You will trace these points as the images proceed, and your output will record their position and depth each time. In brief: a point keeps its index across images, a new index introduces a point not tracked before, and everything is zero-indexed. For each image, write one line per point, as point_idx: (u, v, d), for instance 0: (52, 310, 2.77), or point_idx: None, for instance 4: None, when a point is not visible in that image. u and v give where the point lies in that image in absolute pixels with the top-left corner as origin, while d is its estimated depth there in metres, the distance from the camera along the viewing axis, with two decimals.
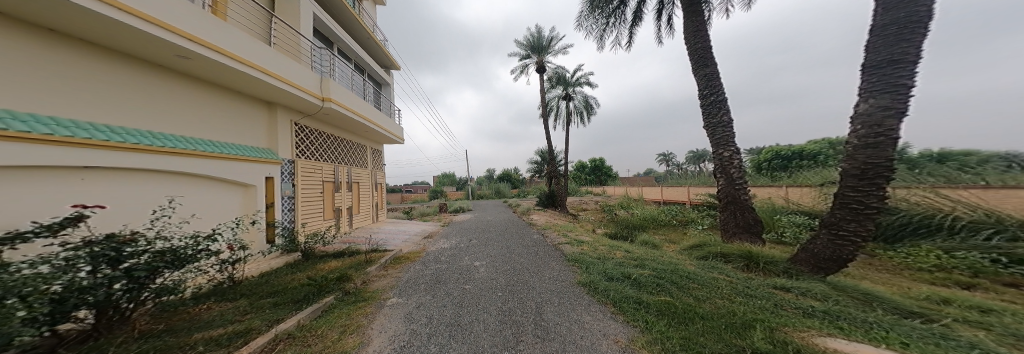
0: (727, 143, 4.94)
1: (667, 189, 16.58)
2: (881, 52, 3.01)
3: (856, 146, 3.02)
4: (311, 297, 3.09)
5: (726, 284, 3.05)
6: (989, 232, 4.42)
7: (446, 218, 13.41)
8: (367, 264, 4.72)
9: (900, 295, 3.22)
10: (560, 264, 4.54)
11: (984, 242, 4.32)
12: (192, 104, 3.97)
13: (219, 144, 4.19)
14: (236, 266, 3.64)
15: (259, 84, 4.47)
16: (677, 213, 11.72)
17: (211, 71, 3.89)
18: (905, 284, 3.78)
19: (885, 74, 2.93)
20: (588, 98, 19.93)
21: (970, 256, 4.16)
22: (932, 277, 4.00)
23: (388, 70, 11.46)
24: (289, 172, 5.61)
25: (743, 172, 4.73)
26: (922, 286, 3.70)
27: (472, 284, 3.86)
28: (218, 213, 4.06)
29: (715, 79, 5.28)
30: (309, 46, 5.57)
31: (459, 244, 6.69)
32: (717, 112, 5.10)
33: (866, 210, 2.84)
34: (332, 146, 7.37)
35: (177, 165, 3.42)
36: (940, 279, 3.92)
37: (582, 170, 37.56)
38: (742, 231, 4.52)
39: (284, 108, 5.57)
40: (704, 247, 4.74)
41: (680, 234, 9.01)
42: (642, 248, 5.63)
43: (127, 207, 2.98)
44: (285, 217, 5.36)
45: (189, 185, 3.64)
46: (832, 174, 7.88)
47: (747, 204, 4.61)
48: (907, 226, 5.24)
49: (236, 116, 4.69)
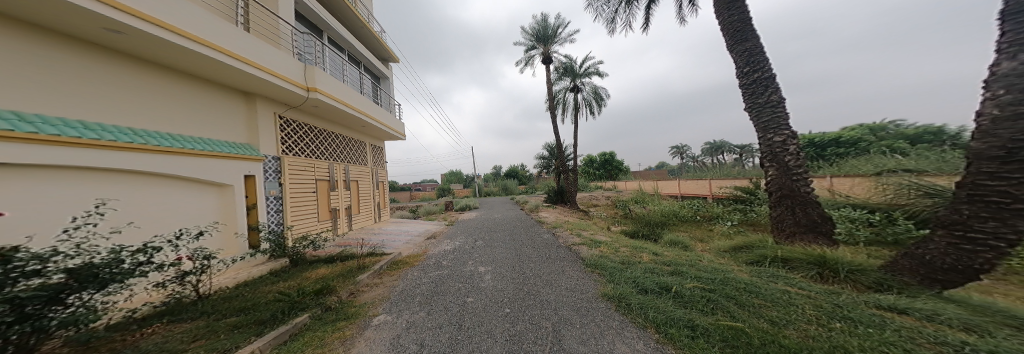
0: (778, 126, 4.11)
1: (684, 182, 15.53)
2: None
3: (996, 119, 2.23)
4: (279, 317, 2.55)
5: (805, 301, 2.24)
6: None
7: (453, 216, 12.97)
8: (358, 272, 4.29)
9: None
10: (577, 270, 3.94)
11: None
12: (136, 89, 3.47)
13: (181, 138, 3.73)
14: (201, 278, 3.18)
15: (225, 69, 3.98)
16: (699, 208, 10.81)
17: (160, 52, 3.38)
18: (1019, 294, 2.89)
19: None
20: (598, 89, 18.94)
21: None
22: None
23: (386, 64, 11.03)
24: (274, 170, 5.28)
25: (802, 159, 3.92)
26: None
27: (475, 297, 3.32)
28: (183, 216, 3.62)
29: (759, 53, 4.44)
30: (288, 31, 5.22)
31: (464, 246, 6.16)
32: (765, 92, 4.26)
33: (1016, 205, 2.04)
34: (322, 142, 6.97)
35: (122, 161, 2.92)
36: None
37: (592, 165, 36.39)
38: (804, 231, 3.70)
39: (259, 97, 5.11)
40: (753, 249, 3.96)
41: (705, 231, 8.17)
42: (670, 249, 4.89)
43: (41, 216, 2.39)
44: (270, 219, 5.00)
45: (144, 184, 3.20)
46: (887, 160, 7.10)
47: (810, 198, 3.78)
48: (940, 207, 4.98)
49: (202, 105, 4.25)
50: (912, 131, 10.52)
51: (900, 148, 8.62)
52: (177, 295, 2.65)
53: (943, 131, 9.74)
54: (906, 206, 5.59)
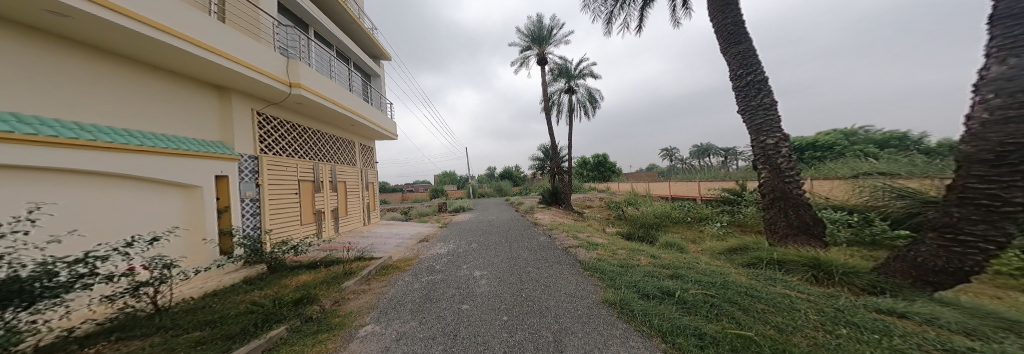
0: (770, 129, 4.17)
1: (674, 184, 15.88)
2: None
3: (986, 123, 2.31)
4: (251, 331, 2.32)
5: (806, 305, 2.23)
6: None
7: (445, 218, 12.70)
8: (344, 278, 4.06)
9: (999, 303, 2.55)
10: (576, 274, 3.91)
11: None
12: (97, 82, 3.17)
13: (138, 134, 3.37)
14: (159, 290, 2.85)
15: (195, 61, 3.72)
16: (689, 209, 11.04)
17: (124, 42, 3.10)
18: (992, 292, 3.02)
19: None
20: (592, 91, 19.11)
21: None
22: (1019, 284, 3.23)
23: (378, 61, 10.70)
24: (249, 169, 5.00)
25: (793, 162, 3.99)
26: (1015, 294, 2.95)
27: (470, 303, 3.17)
28: (138, 221, 3.27)
29: (751, 56, 4.51)
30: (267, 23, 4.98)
31: (458, 249, 6.01)
32: (758, 94, 4.32)
33: (1005, 208, 2.13)
34: (305, 141, 6.67)
35: (81, 160, 2.66)
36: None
37: (584, 167, 36.70)
38: (797, 232, 3.75)
39: (233, 91, 4.81)
40: (747, 251, 4.00)
41: (697, 233, 8.33)
42: (666, 251, 4.91)
43: None
44: (245, 223, 4.72)
45: (93, 186, 2.84)
46: (862, 164, 7.40)
47: (802, 200, 3.84)
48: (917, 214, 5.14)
49: (168, 99, 3.93)
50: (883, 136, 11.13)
51: (870, 151, 9.10)
52: (131, 309, 2.39)
53: (908, 136, 10.36)
54: (880, 208, 5.85)
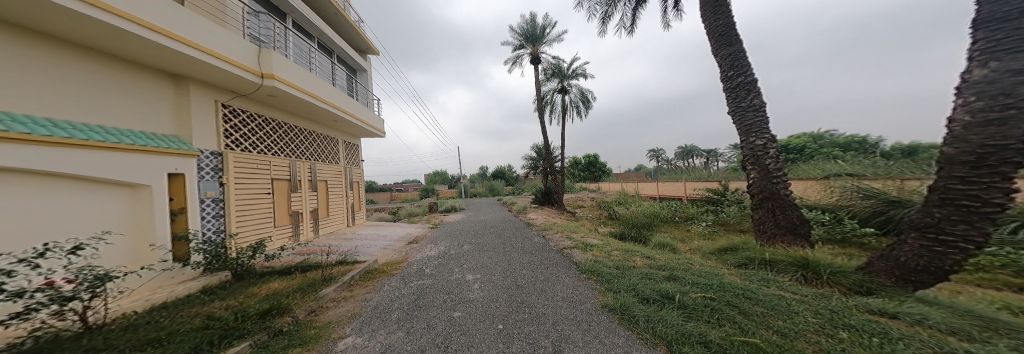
0: (759, 129, 4.28)
1: (662, 184, 16.30)
2: (1009, 1, 2.41)
3: (968, 125, 2.45)
4: (203, 351, 2.02)
5: (799, 306, 2.26)
6: (1015, 225, 4.13)
7: (435, 218, 12.38)
8: (322, 285, 3.82)
9: (966, 298, 2.72)
10: (572, 277, 3.90)
11: (1009, 235, 4.03)
12: (28, 67, 2.83)
13: (67, 124, 3.00)
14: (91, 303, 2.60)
15: (145, 45, 3.46)
16: (677, 208, 11.36)
17: (59, 23, 2.85)
18: (956, 286, 3.23)
19: (1017, 28, 2.31)
20: (584, 91, 19.26)
21: (998, 251, 3.80)
22: (976, 277, 3.48)
23: (364, 54, 10.22)
24: (211, 167, 4.70)
25: (781, 162, 4.09)
26: (973, 288, 3.18)
27: (462, 310, 3.02)
28: (64, 225, 2.96)
29: (742, 58, 4.60)
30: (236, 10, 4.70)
31: (450, 250, 5.82)
32: (748, 96, 4.42)
33: (984, 209, 2.30)
34: (280, 137, 6.34)
35: (9, 155, 2.44)
36: (985, 279, 3.42)
37: (575, 166, 37.04)
38: (785, 232, 3.84)
39: (194, 81, 4.46)
40: (738, 251, 4.08)
41: (685, 232, 8.57)
42: (660, 252, 4.96)
43: None
44: (206, 226, 4.45)
45: (14, 189, 2.58)
46: (830, 166, 7.79)
47: (789, 200, 3.95)
48: (891, 213, 5.37)
49: (116, 88, 3.59)
50: (847, 140, 11.89)
51: (836, 153, 9.69)
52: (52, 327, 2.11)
53: (866, 139, 11.14)
54: (847, 207, 6.17)
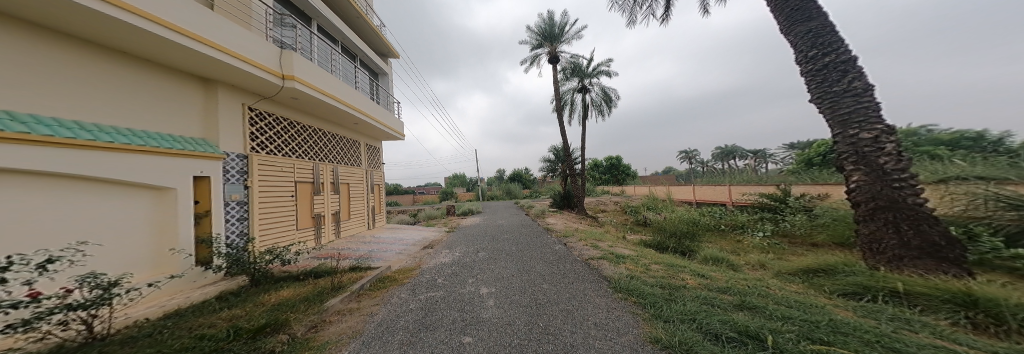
0: (862, 120, 3.85)
1: (699, 188, 14.59)
2: None
3: None
4: None
5: None
6: None
7: (453, 221, 12.14)
8: (330, 295, 3.55)
9: None
10: (604, 296, 3.20)
11: None
12: (51, 68, 2.83)
13: (94, 128, 3.02)
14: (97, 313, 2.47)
15: (176, 50, 3.54)
16: (722, 216, 9.89)
17: (91, 27, 2.91)
18: None
19: None
20: (607, 89, 18.24)
21: None
22: None
23: (386, 59, 10.46)
24: (237, 170, 4.76)
25: (905, 163, 3.53)
26: None
27: (474, 334, 2.48)
28: (88, 229, 2.90)
29: (828, 34, 4.24)
30: (256, 13, 4.76)
31: (464, 258, 5.37)
32: (842, 78, 4.04)
33: None
34: (302, 139, 6.42)
35: (46, 158, 2.47)
36: None
37: (598, 169, 35.29)
38: (917, 253, 3.25)
39: (221, 83, 4.57)
40: (839, 276, 3.06)
41: (734, 243, 7.29)
42: (715, 269, 4.04)
43: None
44: (229, 229, 4.46)
45: (51, 192, 2.62)
46: (941, 167, 6.11)
47: (921, 213, 3.35)
48: None
49: (142, 91, 3.65)
50: (943, 136, 9.61)
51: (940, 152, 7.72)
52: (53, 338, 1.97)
53: (983, 136, 8.82)
54: (980, 220, 4.63)
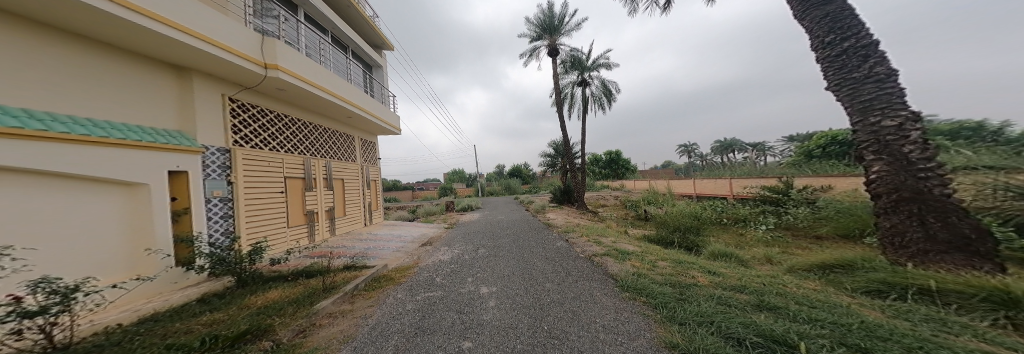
0: (882, 107, 3.70)
1: (700, 182, 14.47)
2: None
3: None
4: None
5: None
6: None
7: (452, 217, 11.92)
8: (321, 296, 3.35)
9: None
10: (609, 296, 3.04)
11: None
12: (13, 53, 2.57)
13: (57, 118, 2.74)
14: (61, 321, 2.25)
15: (152, 37, 3.28)
16: (723, 209, 9.77)
17: (58, 12, 2.65)
18: None
19: None
20: (608, 82, 17.95)
21: None
22: None
23: (380, 50, 10.09)
24: (219, 164, 4.49)
25: (930, 152, 3.37)
26: None
27: (473, 339, 2.30)
28: (51, 229, 2.65)
29: (846, 18, 4.05)
30: None
31: (463, 255, 5.19)
32: (862, 64, 3.85)
33: None
34: (290, 133, 6.13)
35: (12, 152, 2.25)
36: None
37: (597, 164, 35.10)
38: (945, 246, 3.12)
39: (197, 71, 4.26)
40: (859, 273, 2.90)
41: (738, 238, 7.17)
42: (724, 265, 3.88)
43: None
44: (213, 227, 4.23)
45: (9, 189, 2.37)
46: (949, 156, 5.97)
47: (948, 204, 3.20)
48: None
49: (110, 79, 3.36)
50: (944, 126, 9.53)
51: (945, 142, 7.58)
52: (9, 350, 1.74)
53: (984, 126, 8.73)
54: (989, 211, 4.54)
